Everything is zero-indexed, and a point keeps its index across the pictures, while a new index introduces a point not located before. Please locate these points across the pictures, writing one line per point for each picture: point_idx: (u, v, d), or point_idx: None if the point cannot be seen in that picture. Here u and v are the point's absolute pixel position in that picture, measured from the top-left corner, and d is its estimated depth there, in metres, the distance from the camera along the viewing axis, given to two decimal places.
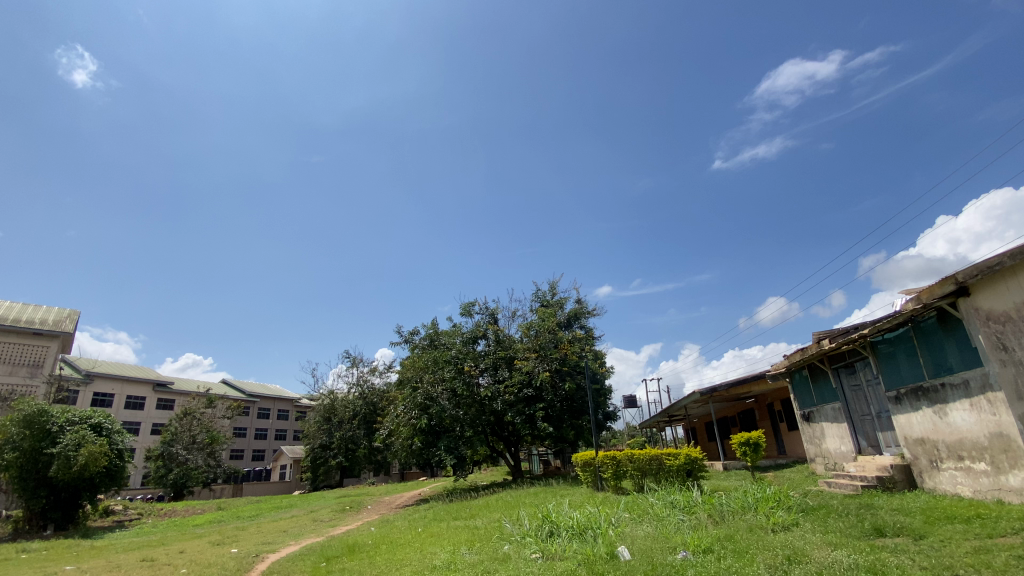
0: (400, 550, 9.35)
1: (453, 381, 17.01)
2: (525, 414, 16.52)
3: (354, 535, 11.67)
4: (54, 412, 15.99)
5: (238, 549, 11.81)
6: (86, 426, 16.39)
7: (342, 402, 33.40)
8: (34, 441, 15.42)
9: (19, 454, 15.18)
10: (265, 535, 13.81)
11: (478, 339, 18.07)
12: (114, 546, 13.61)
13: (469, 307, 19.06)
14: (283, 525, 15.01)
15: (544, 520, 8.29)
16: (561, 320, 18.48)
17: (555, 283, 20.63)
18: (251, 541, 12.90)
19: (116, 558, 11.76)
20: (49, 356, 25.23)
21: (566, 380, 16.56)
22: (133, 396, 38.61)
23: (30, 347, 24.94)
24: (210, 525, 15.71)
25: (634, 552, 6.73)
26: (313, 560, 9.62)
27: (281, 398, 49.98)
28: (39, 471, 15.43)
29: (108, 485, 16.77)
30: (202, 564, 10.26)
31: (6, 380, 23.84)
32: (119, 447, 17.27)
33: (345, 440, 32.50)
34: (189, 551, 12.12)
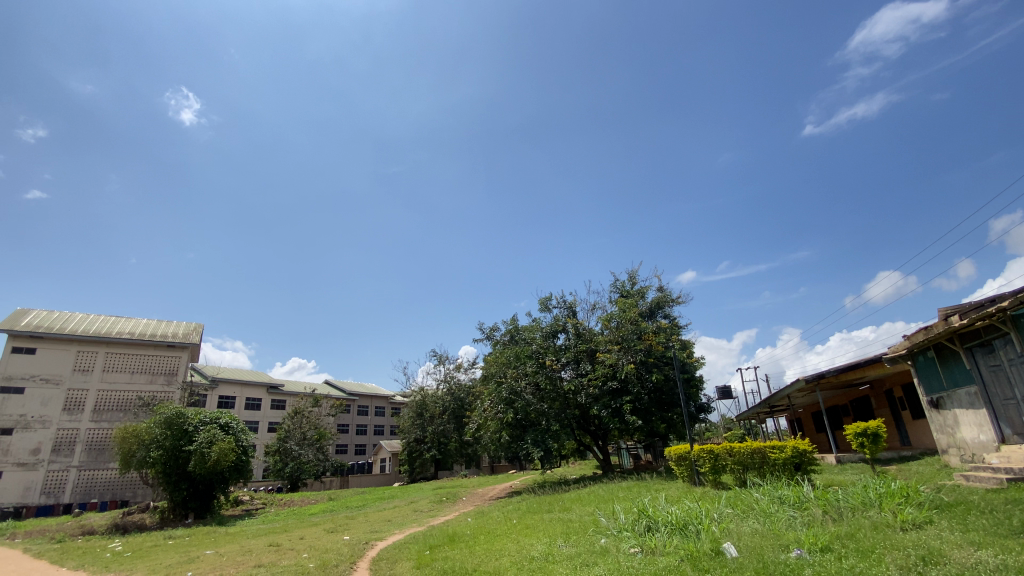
0: (497, 540, 9.61)
1: (536, 375, 17.13)
2: (611, 407, 16.21)
3: (453, 526, 12.17)
4: (189, 414, 18.26)
5: (350, 537, 12.75)
6: (215, 426, 18.50)
7: (431, 398, 34.91)
8: (174, 440, 17.65)
9: (163, 451, 17.41)
10: (372, 524, 14.81)
11: (558, 334, 18.03)
12: (246, 532, 15.25)
13: (547, 301, 19.07)
14: (387, 515, 15.98)
15: (641, 515, 8.10)
16: (643, 310, 17.95)
17: (634, 272, 20.07)
18: (360, 530, 13.87)
19: (248, 543, 13.16)
20: (180, 365, 28.78)
21: (653, 372, 16.03)
22: (252, 398, 42.99)
23: (165, 357, 28.58)
24: (324, 514, 17.11)
25: (742, 549, 6.37)
26: (417, 548, 10.17)
27: (377, 396, 53.26)
28: (180, 466, 17.59)
29: (236, 477, 18.80)
30: (320, 550, 11.22)
31: (149, 387, 27.70)
32: (243, 444, 19.29)
33: (437, 434, 33.96)
34: (307, 537, 13.30)
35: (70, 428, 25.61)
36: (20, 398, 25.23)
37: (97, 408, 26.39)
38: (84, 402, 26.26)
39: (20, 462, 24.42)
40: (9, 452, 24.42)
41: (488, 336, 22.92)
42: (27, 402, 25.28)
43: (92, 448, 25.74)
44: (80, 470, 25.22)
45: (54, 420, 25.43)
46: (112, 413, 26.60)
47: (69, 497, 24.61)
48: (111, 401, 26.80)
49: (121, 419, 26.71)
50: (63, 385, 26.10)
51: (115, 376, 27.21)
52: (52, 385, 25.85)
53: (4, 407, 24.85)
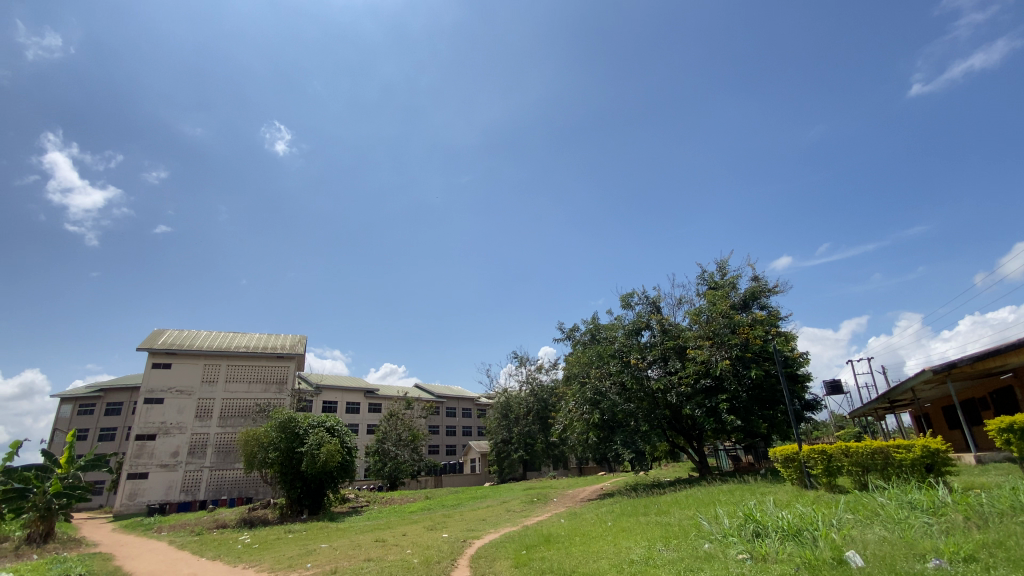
0: (594, 542, 9.54)
1: (621, 374, 16.70)
2: (705, 406, 15.47)
3: (547, 527, 12.24)
4: (299, 418, 19.98)
5: (448, 535, 13.23)
6: (322, 429, 20.06)
7: (516, 399, 35.35)
8: (288, 442, 19.39)
9: (279, 453, 19.14)
10: (468, 522, 15.29)
11: (642, 331, 17.48)
12: (354, 527, 16.37)
13: (628, 298, 18.61)
14: (482, 514, 16.41)
15: (748, 520, 7.65)
16: (735, 302, 16.98)
17: (723, 262, 19.04)
18: (457, 528, 14.35)
19: (356, 538, 14.12)
20: (289, 374, 31.58)
21: (750, 368, 15.08)
22: (351, 402, 46.11)
23: (276, 367, 31.49)
24: (423, 512, 17.94)
25: (868, 558, 5.82)
26: (514, 547, 10.34)
27: (464, 398, 55.01)
28: (294, 466, 19.24)
29: (342, 477, 20.26)
30: (422, 546, 11.76)
31: (264, 394, 30.65)
32: (347, 445, 20.74)
33: (523, 435, 34.33)
34: (409, 534, 14.01)
35: (202, 433, 28.95)
36: (161, 407, 28.89)
37: (222, 414, 29.60)
38: (212, 409, 29.55)
39: (164, 463, 27.96)
40: (155, 454, 28.04)
41: (568, 336, 22.84)
42: (167, 411, 28.90)
43: (220, 450, 28.92)
44: (212, 470, 28.40)
45: (189, 426, 28.87)
46: (234, 419, 29.72)
47: (204, 494, 27.83)
48: (233, 408, 29.93)
49: (242, 423, 29.79)
50: (194, 395, 29.57)
51: (235, 385, 30.38)
52: (186, 395, 29.39)
53: (148, 416, 28.58)
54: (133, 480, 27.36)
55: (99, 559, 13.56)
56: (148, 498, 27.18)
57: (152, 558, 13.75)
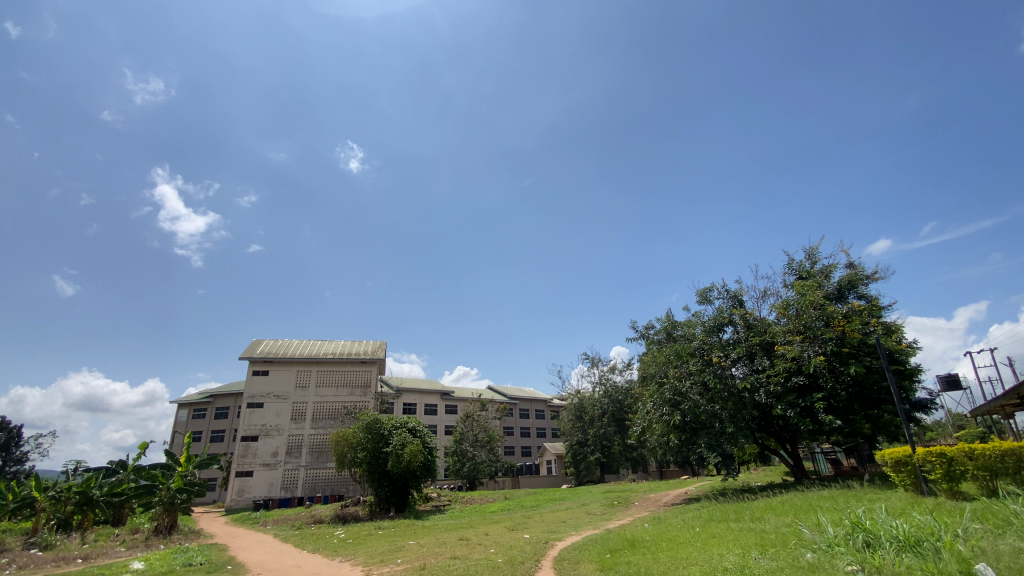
0: (682, 548, 9.21)
1: (702, 373, 15.97)
2: (799, 406, 14.46)
3: (631, 531, 11.96)
4: (383, 420, 21.03)
5: (529, 535, 13.32)
6: (405, 430, 20.95)
7: (589, 401, 34.90)
8: (374, 442, 20.41)
9: (367, 453, 20.20)
10: (549, 524, 15.31)
11: (724, 328, 16.65)
12: (438, 526, 16.93)
13: (707, 293, 17.82)
14: (562, 516, 16.36)
15: (855, 529, 7.06)
16: (829, 291, 15.75)
17: (811, 249, 17.73)
18: (539, 529, 14.41)
19: (442, 536, 14.58)
20: (371, 378, 33.27)
21: (850, 363, 13.91)
22: (429, 404, 47.80)
23: (359, 371, 33.30)
24: (503, 512, 18.23)
25: (1005, 572, 5.17)
26: (598, 550, 10.22)
27: (536, 399, 55.25)
28: (381, 466, 20.22)
29: (425, 476, 21.01)
30: (505, 546, 11.93)
31: (350, 397, 32.51)
32: (429, 445, 21.49)
33: (599, 437, 33.82)
34: (492, 534, 14.25)
35: (297, 434, 31.22)
36: (261, 411, 31.50)
37: (314, 417, 31.75)
38: (305, 412, 31.78)
39: (266, 462, 30.43)
40: (258, 454, 30.58)
41: (643, 335, 22.26)
42: (266, 414, 31.46)
43: (313, 450, 31.02)
44: (307, 469, 30.52)
45: (286, 428, 31.25)
46: (324, 421, 31.77)
47: (301, 491, 29.98)
48: (323, 411, 32.01)
49: (332, 425, 31.76)
50: (289, 399, 31.97)
51: (324, 390, 32.50)
52: (282, 399, 31.84)
53: (251, 419, 31.28)
54: (241, 478, 30.03)
55: (215, 549, 15.00)
56: (253, 494, 29.70)
57: (260, 549, 14.99)
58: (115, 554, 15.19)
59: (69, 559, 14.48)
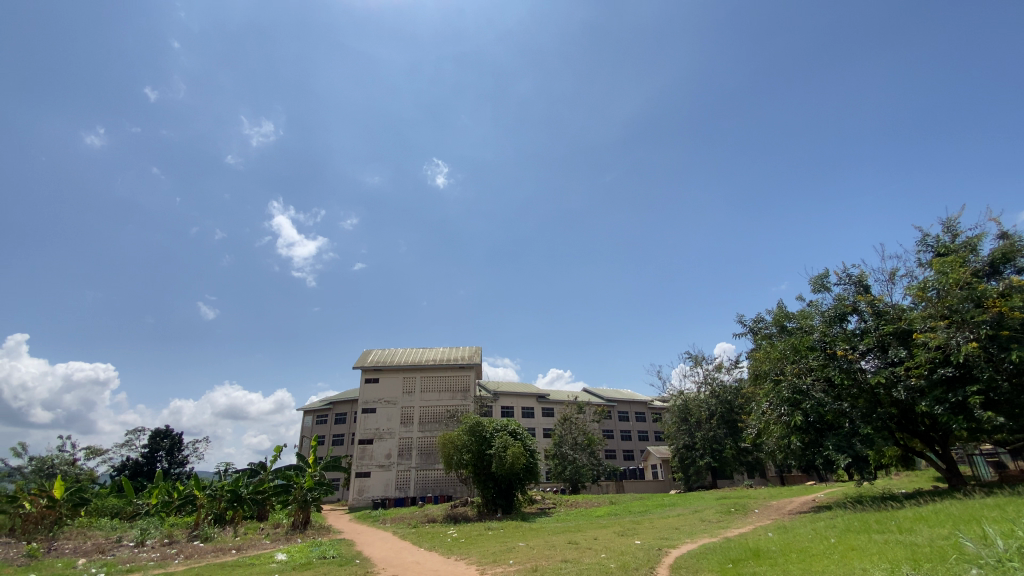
0: (816, 560, 8.39)
1: (825, 369, 14.59)
2: (949, 402, 12.56)
3: (754, 540, 11.15)
4: (485, 423, 21.68)
5: (641, 542, 12.92)
6: (506, 432, 21.39)
7: (695, 402, 33.14)
8: (478, 444, 21.05)
9: (472, 455, 20.89)
10: (661, 530, 14.74)
11: (848, 317, 15.03)
12: (546, 528, 17.04)
13: (823, 280, 16.20)
14: (674, 522, 15.67)
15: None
16: (977, 268, 13.58)
17: (950, 220, 15.43)
18: (650, 535, 13.93)
19: (551, 539, 14.61)
20: (470, 382, 34.40)
21: (1012, 349, 11.75)
22: (527, 407, 48.43)
23: (459, 376, 34.62)
24: (610, 517, 17.90)
25: None
26: (718, 559, 9.66)
27: (636, 401, 53.72)
28: (486, 468, 20.79)
29: (529, 478, 21.23)
30: (616, 551, 11.68)
31: (452, 402, 33.89)
32: (531, 448, 21.71)
33: (708, 440, 32.00)
34: (601, 538, 14.03)
35: (407, 437, 33.16)
36: (374, 415, 33.90)
37: (421, 421, 33.51)
38: (412, 416, 33.68)
39: (381, 463, 32.64)
40: (374, 456, 32.89)
41: (752, 330, 20.73)
42: (379, 419, 33.79)
43: (422, 453, 32.72)
44: (417, 470, 32.26)
45: (397, 431, 33.33)
46: (430, 424, 33.38)
47: (413, 491, 31.76)
48: (428, 415, 33.67)
49: (437, 429, 33.27)
50: (398, 404, 34.07)
51: (429, 395, 34.19)
52: (391, 404, 34.03)
53: (366, 423, 33.78)
54: (360, 478, 32.47)
55: (344, 544, 16.35)
56: (372, 493, 31.98)
57: (383, 545, 16.10)
58: (262, 546, 17.13)
59: (225, 550, 16.60)
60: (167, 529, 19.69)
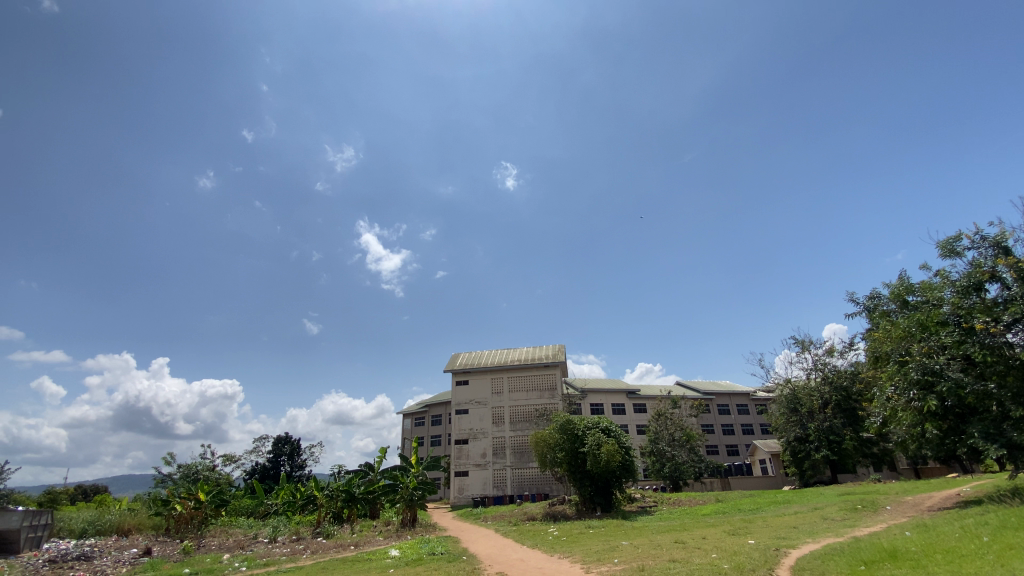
0: (968, 562, 7.38)
1: (962, 346, 12.80)
2: None
3: (887, 539, 10.05)
4: (576, 421, 21.55)
5: (755, 541, 12.12)
6: (599, 430, 21.08)
7: (805, 390, 30.53)
8: (571, 442, 20.95)
9: (566, 453, 20.82)
10: (776, 529, 13.73)
11: (986, 286, 13.08)
12: (649, 527, 16.52)
13: (952, 245, 14.23)
14: (790, 520, 14.55)
15: None
16: None
17: None
18: (765, 535, 13.03)
19: (657, 538, 14.17)
20: (557, 381, 34.35)
21: None
22: (617, 403, 47.50)
23: (545, 375, 34.72)
24: (718, 516, 17.00)
25: None
26: (846, 561, 8.81)
27: (735, 392, 50.68)
28: (581, 466, 20.65)
29: (627, 476, 20.73)
30: (729, 551, 11.06)
31: (540, 401, 34.06)
32: (626, 445, 21.21)
33: (823, 432, 29.37)
34: (711, 538, 13.35)
35: (500, 437, 33.85)
36: (467, 416, 34.98)
37: (512, 420, 34.03)
38: (503, 416, 34.30)
39: (477, 463, 33.60)
40: (470, 455, 33.93)
41: (868, 307, 18.67)
42: (472, 420, 34.81)
43: (516, 451, 33.22)
44: (513, 469, 32.81)
45: (490, 431, 34.13)
46: (521, 423, 33.80)
47: (510, 489, 32.35)
48: (519, 414, 34.11)
49: (528, 428, 33.61)
50: (488, 405, 34.88)
51: (517, 394, 34.65)
52: (482, 405, 34.92)
53: (461, 424, 34.97)
54: (459, 477, 33.64)
55: (450, 541, 17.00)
56: (471, 492, 33.00)
57: (487, 542, 16.56)
58: (376, 543, 18.35)
59: (345, 545, 17.98)
60: (294, 527, 21.70)
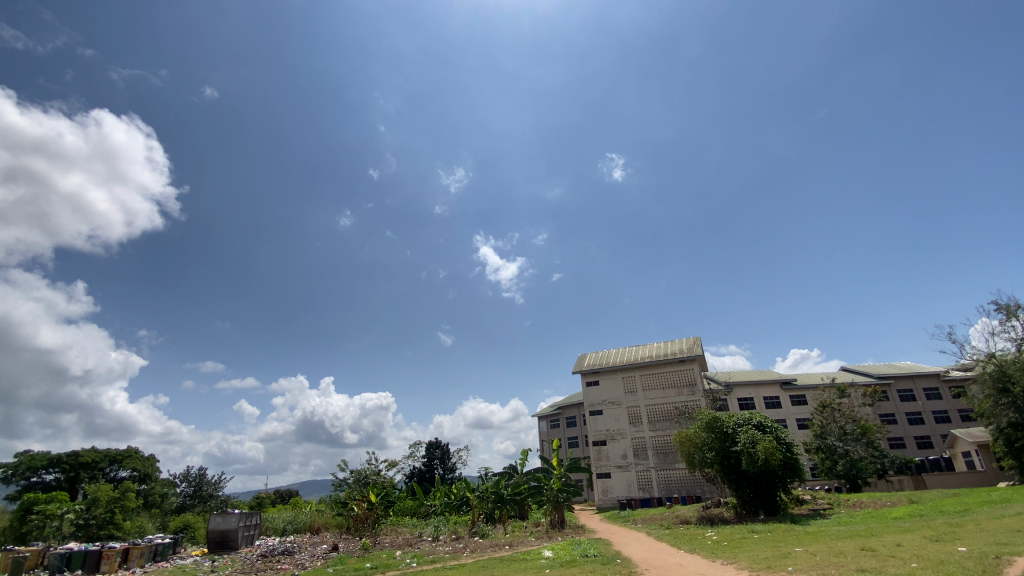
0: None
1: None
2: None
3: None
4: (724, 418, 20.05)
5: (969, 548, 10.11)
6: (751, 426, 19.37)
7: (1016, 365, 24.94)
8: (720, 441, 19.53)
9: (716, 452, 19.45)
10: (997, 534, 11.32)
11: None
12: (826, 533, 14.69)
13: None
14: (1015, 524, 11.89)
15: None
16: None
17: None
18: (981, 541, 10.80)
19: (837, 544, 12.53)
20: (697, 376, 32.41)
21: None
22: (769, 396, 43.39)
23: (683, 370, 32.95)
24: (914, 519, 14.55)
25: None
26: None
27: (919, 374, 43.22)
28: (735, 467, 19.16)
29: (791, 477, 18.75)
30: (933, 561, 9.38)
31: (680, 398, 32.40)
32: (785, 441, 19.17)
33: None
34: (908, 544, 11.42)
35: (639, 437, 32.87)
36: (603, 417, 34.53)
37: (651, 420, 32.82)
38: (641, 416, 33.26)
39: (619, 464, 32.96)
40: (610, 457, 33.41)
41: None
42: (608, 420, 34.29)
43: (659, 452, 31.95)
44: (658, 470, 31.60)
45: (628, 432, 33.31)
46: (662, 422, 32.45)
47: (658, 491, 31.19)
48: (657, 413, 32.81)
49: (670, 427, 32.12)
50: (624, 405, 34.10)
51: (653, 393, 33.37)
52: (617, 405, 34.22)
53: (597, 425, 34.61)
54: (602, 479, 33.27)
55: (602, 543, 16.86)
56: (616, 494, 32.42)
57: (640, 546, 16.11)
58: (529, 543, 18.89)
59: (500, 545, 18.78)
60: (453, 527, 23.25)
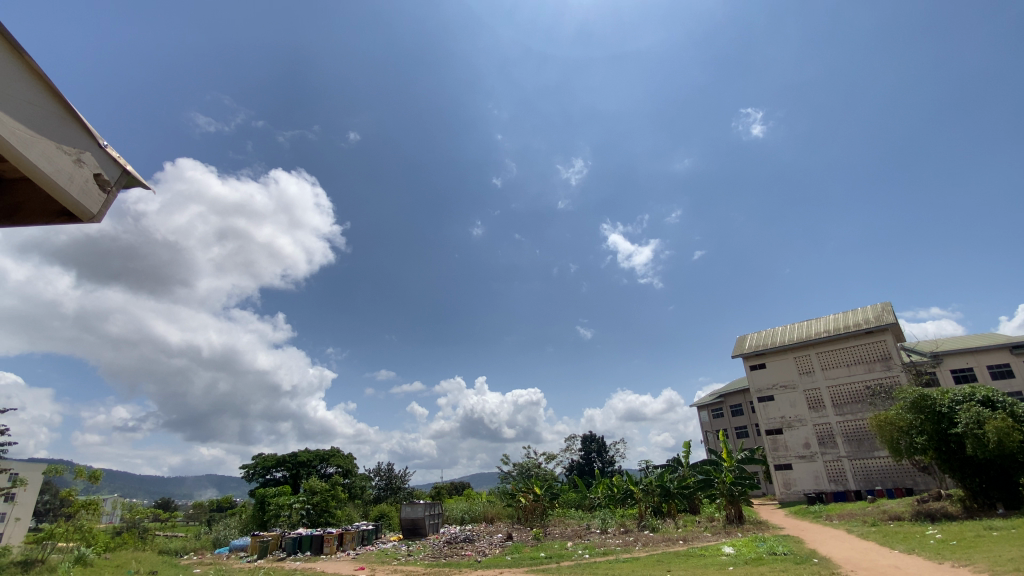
0: None
1: None
2: None
3: None
4: (935, 395, 16.76)
5: None
6: (974, 403, 15.87)
7: None
8: (934, 423, 16.41)
9: (928, 437, 16.41)
10: None
11: None
12: None
13: None
14: None
15: None
16: None
17: None
18: None
19: None
20: (891, 348, 27.69)
21: None
22: (995, 364, 35.31)
23: (871, 344, 28.44)
24: None
25: None
26: None
27: None
28: (958, 452, 15.99)
29: None
30: None
31: (871, 375, 28.00)
32: None
33: None
34: None
35: (823, 423, 29.17)
36: (775, 403, 31.38)
37: (836, 402, 28.94)
38: (823, 399, 29.50)
39: (802, 454, 29.61)
40: (790, 446, 30.21)
41: None
42: (782, 406, 31.06)
43: (851, 439, 28.00)
44: (852, 460, 27.71)
45: (808, 418, 29.80)
46: (850, 405, 28.37)
47: (855, 484, 27.32)
48: (843, 395, 28.80)
49: (862, 409, 27.94)
50: (799, 388, 30.59)
51: (836, 372, 29.36)
52: (792, 389, 30.81)
53: (769, 412, 31.55)
54: (783, 471, 30.21)
55: (793, 540, 15.29)
56: (802, 487, 29.18)
57: (841, 545, 14.27)
58: (705, 539, 17.95)
59: (673, 540, 18.14)
60: (620, 520, 23.12)
